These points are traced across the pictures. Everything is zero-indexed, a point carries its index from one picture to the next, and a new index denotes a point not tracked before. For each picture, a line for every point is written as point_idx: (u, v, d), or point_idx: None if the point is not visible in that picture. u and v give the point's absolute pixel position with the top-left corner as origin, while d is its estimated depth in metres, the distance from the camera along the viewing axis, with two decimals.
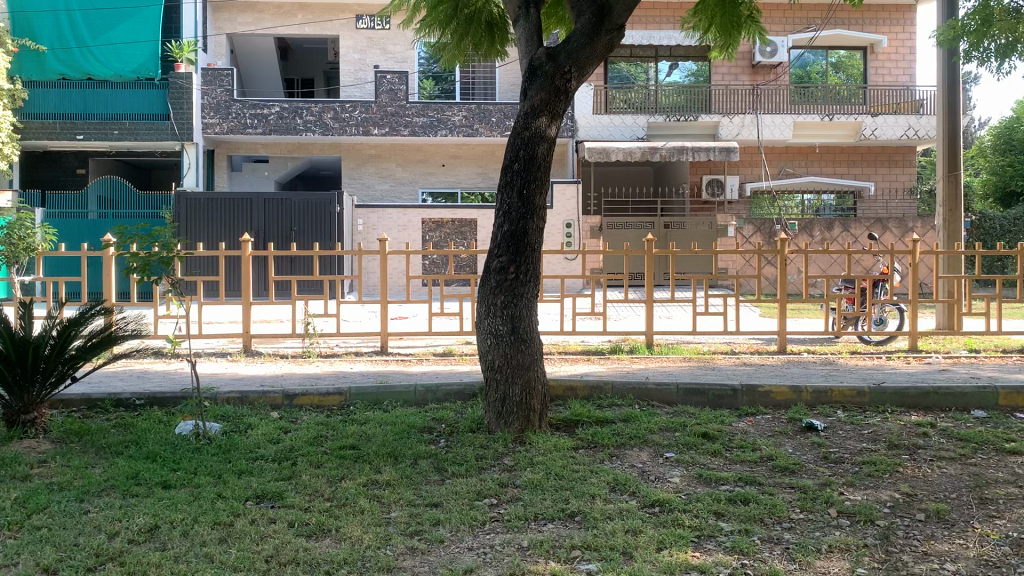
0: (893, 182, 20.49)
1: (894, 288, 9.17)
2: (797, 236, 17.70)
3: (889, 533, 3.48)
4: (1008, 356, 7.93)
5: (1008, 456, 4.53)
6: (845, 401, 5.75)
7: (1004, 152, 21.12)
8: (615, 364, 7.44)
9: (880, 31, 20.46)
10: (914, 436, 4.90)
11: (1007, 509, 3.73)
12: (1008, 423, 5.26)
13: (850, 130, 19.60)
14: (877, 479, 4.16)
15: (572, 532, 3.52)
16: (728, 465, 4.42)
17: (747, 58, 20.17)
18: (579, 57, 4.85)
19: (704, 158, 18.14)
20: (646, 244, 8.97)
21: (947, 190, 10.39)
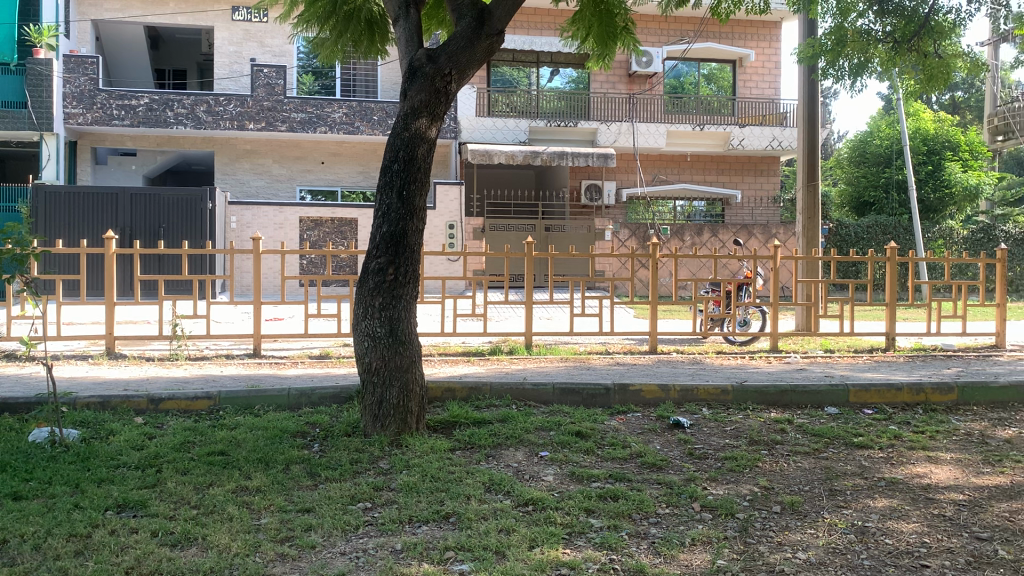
0: (759, 191, 21.52)
1: (757, 291, 9.58)
2: (669, 240, 18.33)
3: (747, 526, 3.66)
4: (859, 356, 8.48)
5: (856, 450, 4.85)
6: (710, 399, 6.00)
7: (859, 164, 22.41)
8: (494, 365, 7.52)
9: (748, 46, 21.46)
10: (773, 432, 5.17)
11: (853, 500, 4.00)
12: (857, 418, 5.62)
13: (718, 140, 20.46)
14: (738, 474, 4.37)
15: (445, 534, 3.54)
16: (600, 462, 4.54)
17: (624, 67, 20.76)
18: (460, 60, 4.87)
19: (583, 164, 18.55)
20: (527, 245, 9.03)
21: (806, 199, 10.99)
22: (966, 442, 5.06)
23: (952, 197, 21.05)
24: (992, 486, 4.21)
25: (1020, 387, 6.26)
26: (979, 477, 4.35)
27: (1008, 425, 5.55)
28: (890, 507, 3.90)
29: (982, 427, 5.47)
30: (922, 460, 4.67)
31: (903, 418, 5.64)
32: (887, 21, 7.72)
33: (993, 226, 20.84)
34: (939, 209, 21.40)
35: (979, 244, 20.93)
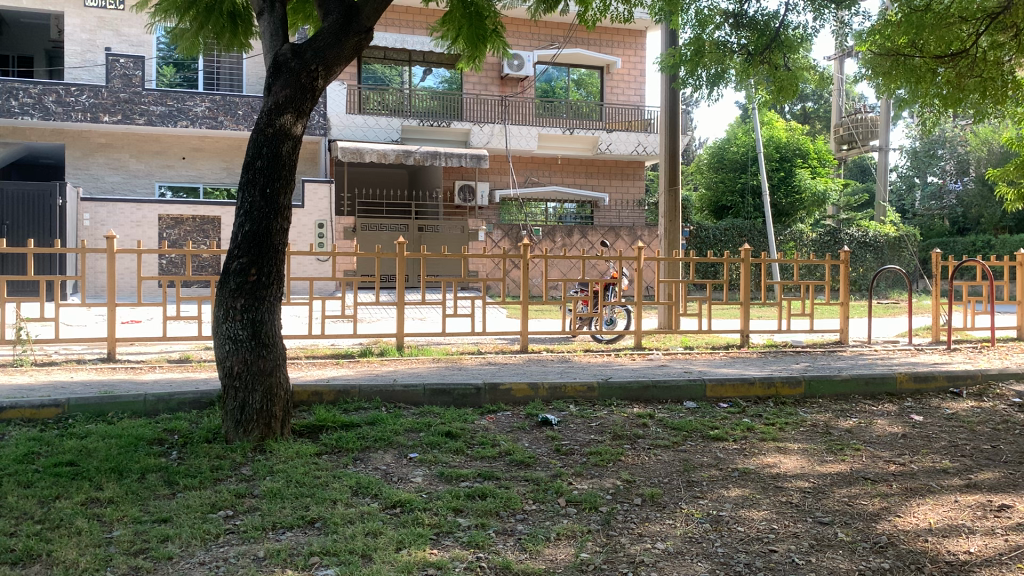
0: (626, 194, 22.18)
1: (622, 291, 9.83)
2: (540, 241, 18.61)
3: (610, 519, 3.77)
4: (716, 352, 8.87)
5: (712, 442, 5.08)
6: (577, 396, 6.14)
7: (717, 169, 23.41)
8: (363, 366, 7.43)
9: (615, 53, 22.09)
10: (636, 426, 5.35)
11: (709, 490, 4.19)
12: (714, 412, 5.88)
13: (587, 144, 20.98)
14: (602, 468, 4.49)
15: (311, 539, 3.47)
16: (469, 462, 4.56)
17: (496, 69, 20.93)
18: (327, 57, 4.78)
19: (456, 164, 18.58)
20: (398, 244, 8.91)
21: (668, 203, 11.40)
22: (811, 432, 5.38)
23: (802, 202, 22.35)
24: (833, 473, 4.51)
25: (860, 380, 6.71)
26: (823, 465, 4.65)
27: (849, 416, 5.95)
28: (743, 496, 4.11)
29: (826, 418, 5.83)
30: (772, 450, 4.94)
31: (756, 411, 5.94)
32: (742, 34, 8.14)
33: (838, 230, 22.28)
34: (790, 213, 22.66)
35: (826, 246, 22.34)
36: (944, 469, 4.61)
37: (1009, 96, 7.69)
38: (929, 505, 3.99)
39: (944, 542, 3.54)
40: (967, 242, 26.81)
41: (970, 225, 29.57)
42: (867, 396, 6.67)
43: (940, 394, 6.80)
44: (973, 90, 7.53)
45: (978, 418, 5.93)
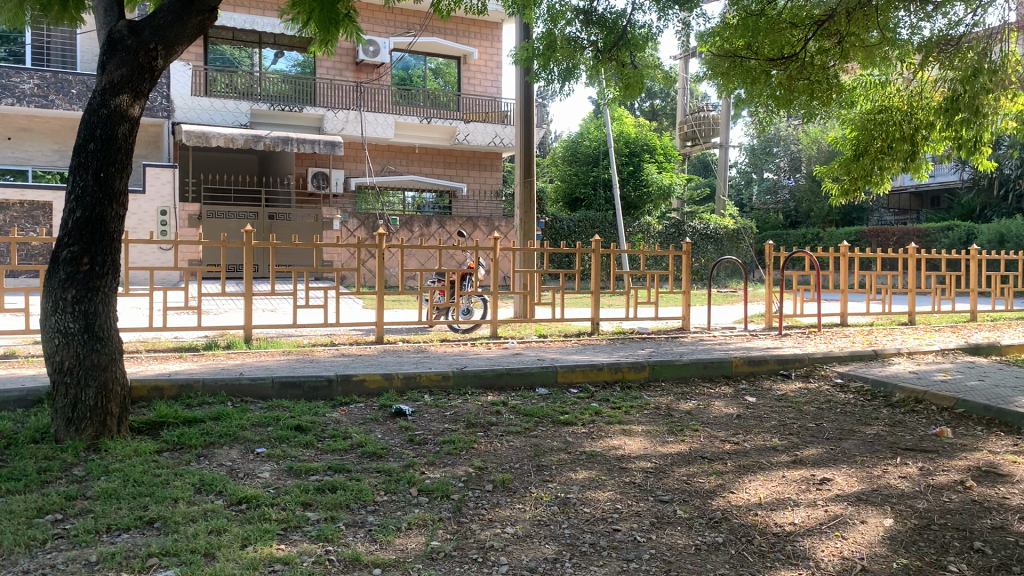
0: (483, 185, 22.35)
1: (478, 280, 9.89)
2: (397, 231, 18.45)
3: (461, 506, 3.81)
4: (568, 340, 9.09)
5: (562, 427, 5.22)
6: (431, 385, 6.15)
7: (571, 163, 23.95)
8: (210, 360, 7.15)
9: (471, 44, 22.16)
10: (489, 414, 5.42)
11: (558, 473, 4.30)
12: (564, 398, 6.04)
13: (445, 134, 20.99)
14: (455, 456, 4.52)
15: (149, 540, 3.32)
16: (319, 455, 4.49)
17: (351, 54, 20.55)
18: (167, 36, 4.52)
19: (309, 150, 18.14)
20: (246, 233, 8.58)
21: (523, 193, 11.55)
22: (655, 415, 5.63)
23: (649, 195, 23.26)
24: (674, 453, 4.73)
25: (700, 364, 7.07)
26: (664, 446, 4.87)
27: (689, 398, 6.25)
28: (589, 478, 4.24)
29: (668, 401, 6.10)
30: (618, 433, 5.13)
31: (603, 396, 6.14)
32: (592, 31, 8.35)
33: (682, 221, 23.31)
34: (639, 206, 23.50)
35: (671, 237, 23.18)
36: (774, 447, 4.92)
37: (833, 98, 8.21)
38: (759, 481, 4.26)
39: (773, 515, 3.79)
40: (798, 235, 28.68)
41: (801, 218, 31.67)
42: (706, 379, 7.03)
43: (771, 376, 7.26)
44: (801, 92, 7.97)
45: (805, 398, 6.37)
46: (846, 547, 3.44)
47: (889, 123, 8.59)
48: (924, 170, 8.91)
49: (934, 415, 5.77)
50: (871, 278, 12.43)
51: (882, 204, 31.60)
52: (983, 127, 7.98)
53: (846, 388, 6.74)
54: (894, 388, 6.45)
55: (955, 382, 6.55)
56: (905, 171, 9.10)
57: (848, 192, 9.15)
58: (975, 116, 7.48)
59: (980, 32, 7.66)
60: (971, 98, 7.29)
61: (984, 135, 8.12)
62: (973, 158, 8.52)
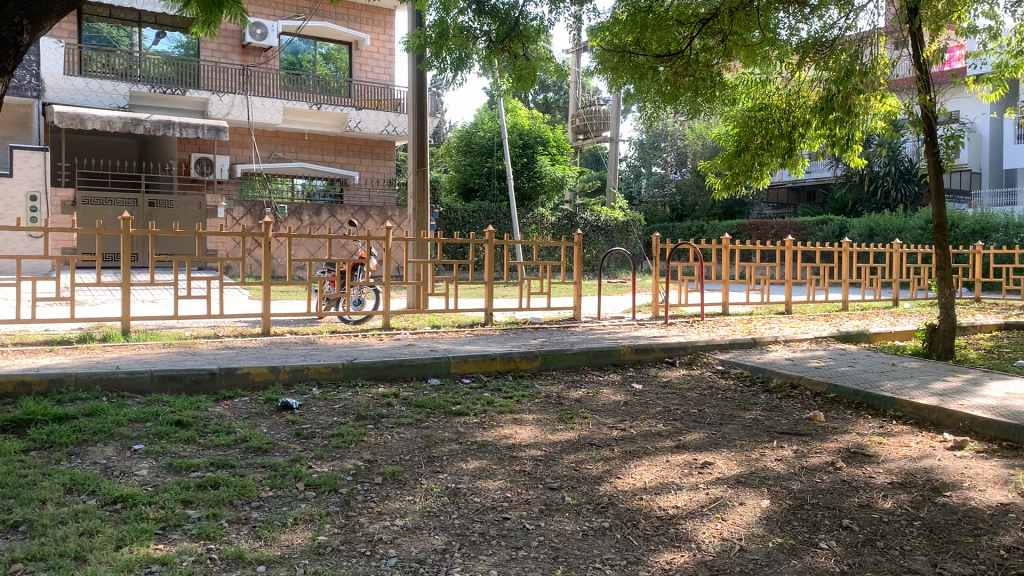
0: (375, 173, 22.11)
1: (369, 271, 9.73)
2: (286, 220, 18.04)
3: (349, 499, 3.76)
4: (461, 330, 9.09)
5: (453, 417, 5.22)
6: (320, 377, 6.03)
7: (465, 153, 23.90)
8: (84, 353, 6.80)
9: (363, 30, 21.81)
10: (379, 406, 5.36)
11: (448, 464, 4.29)
12: (456, 388, 6.03)
13: (336, 121, 20.63)
14: (344, 450, 4.45)
15: (13, 545, 3.13)
16: (201, 451, 4.34)
17: (237, 37, 19.89)
18: (33, 10, 4.21)
19: (192, 135, 17.51)
20: (124, 221, 8.18)
21: (416, 183, 11.45)
22: (546, 403, 5.69)
23: (542, 187, 23.53)
24: (563, 440, 4.80)
25: (589, 353, 7.19)
26: (554, 434, 4.93)
27: (579, 386, 6.36)
28: (480, 467, 4.25)
29: (558, 390, 6.19)
30: (509, 422, 5.15)
31: (496, 386, 6.17)
32: (485, 21, 8.32)
33: (574, 214, 23.74)
34: (533, 197, 23.75)
35: (563, 229, 23.72)
36: (658, 433, 5.06)
37: (716, 94, 8.51)
38: (644, 466, 4.38)
39: (656, 499, 3.90)
40: (684, 227, 29.57)
41: (687, 211, 32.72)
42: (595, 367, 7.16)
43: (657, 364, 7.46)
44: (686, 88, 8.28)
45: (688, 384, 6.59)
46: (725, 528, 3.57)
47: (768, 120, 8.94)
48: (801, 166, 9.32)
49: (808, 399, 6.05)
50: (751, 269, 12.89)
51: (762, 198, 32.93)
52: (854, 126, 8.39)
53: (728, 374, 7.00)
54: (771, 374, 6.74)
55: (827, 368, 6.89)
56: (783, 167, 9.48)
57: (730, 187, 9.51)
58: (848, 115, 7.85)
59: (853, 35, 8.06)
60: (845, 97, 7.65)
61: (855, 133, 8.53)
62: (846, 156, 8.96)
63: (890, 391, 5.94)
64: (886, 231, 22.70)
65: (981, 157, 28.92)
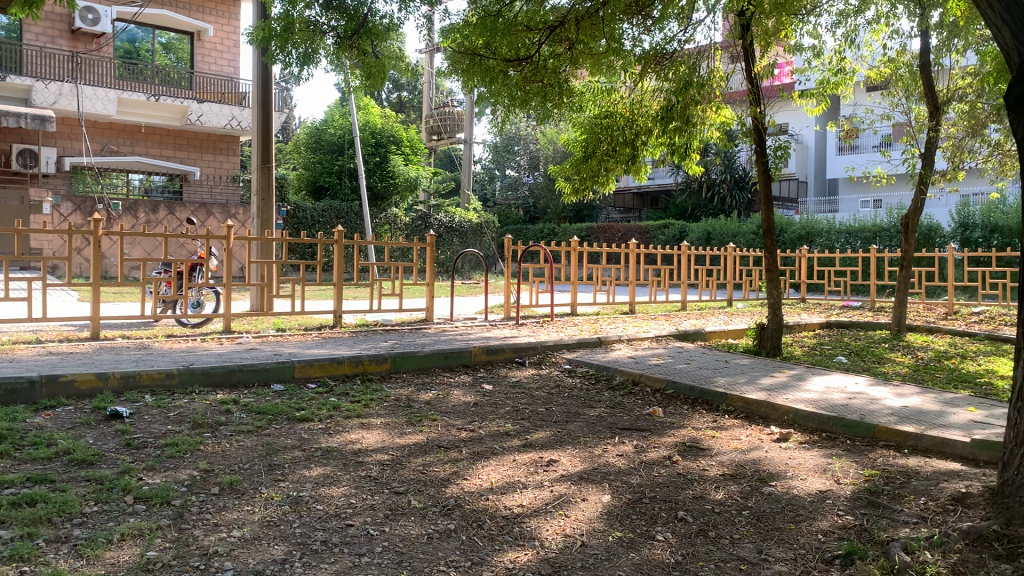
0: (218, 169, 21.27)
1: (209, 271, 9.30)
2: (120, 217, 17.05)
3: (182, 512, 3.57)
4: (308, 333, 8.85)
5: (297, 423, 5.07)
6: (153, 384, 5.70)
7: (314, 150, 23.37)
8: None
9: (206, 20, 20.94)
10: (218, 413, 5.14)
11: (290, 472, 4.16)
12: (301, 393, 5.87)
13: (175, 113, 19.73)
14: (178, 460, 4.24)
15: None
16: (16, 466, 4.01)
17: (65, 21, 18.58)
18: None
19: (14, 124, 16.20)
20: None
21: (261, 180, 11.08)
22: (394, 407, 5.63)
23: (395, 186, 23.36)
24: (411, 444, 4.76)
25: (440, 354, 7.17)
26: (401, 437, 4.89)
27: (428, 388, 6.33)
28: (323, 474, 4.15)
29: (407, 392, 6.14)
30: (356, 427, 5.07)
31: (343, 390, 6.06)
32: (332, 16, 8.14)
33: (428, 214, 23.69)
34: (385, 197, 23.53)
35: (417, 230, 23.60)
36: (506, 432, 5.11)
37: (564, 100, 8.71)
38: (491, 466, 4.41)
39: (502, 499, 3.93)
40: (536, 230, 30.15)
41: (539, 214, 33.40)
42: (445, 368, 7.16)
43: (506, 364, 7.55)
44: (535, 94, 8.42)
45: (535, 384, 6.70)
46: (568, 525, 3.64)
47: (613, 128, 9.25)
48: (643, 172, 9.68)
49: (649, 396, 6.29)
50: (598, 270, 13.27)
51: (609, 202, 34.02)
52: (692, 135, 8.85)
53: (574, 373, 7.18)
54: (614, 372, 6.96)
55: (667, 365, 7.19)
56: (627, 173, 9.83)
57: (578, 190, 9.78)
58: (686, 124, 8.33)
59: (691, 48, 8.46)
60: (684, 107, 8.12)
61: (693, 141, 8.95)
62: (684, 164, 9.38)
63: (722, 386, 6.27)
64: (722, 235, 23.98)
65: (807, 166, 31.05)
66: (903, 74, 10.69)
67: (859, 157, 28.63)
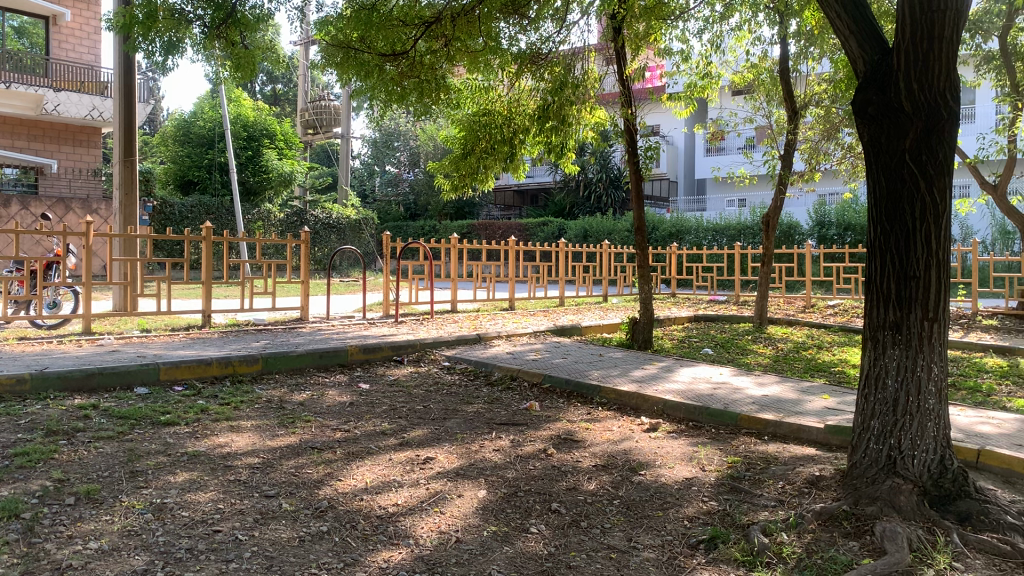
0: (78, 162, 20.18)
1: (67, 270, 8.78)
2: None
3: (34, 525, 3.36)
4: (175, 334, 8.52)
5: (162, 428, 4.86)
6: (2, 391, 5.34)
7: (183, 143, 22.51)
8: None
9: (63, 4, 19.76)
10: (75, 419, 4.87)
11: (153, 478, 3.99)
12: (166, 396, 5.63)
13: (29, 102, 18.54)
14: (29, 470, 3.99)
15: None
16: None
17: None
18: None
19: None
20: None
21: (124, 174, 10.55)
22: (266, 408, 5.49)
23: (269, 182, 22.76)
24: (283, 446, 4.65)
25: (314, 353, 7.03)
26: (273, 440, 4.76)
27: (302, 389, 6.20)
28: (189, 480, 4.01)
29: (280, 393, 5.99)
30: (225, 430, 4.91)
31: (211, 392, 5.85)
32: (198, 5, 7.86)
33: (304, 210, 23.21)
34: (258, 192, 22.88)
35: (291, 226, 23.04)
36: (381, 432, 5.06)
37: (441, 97, 8.70)
38: (366, 466, 4.36)
39: (377, 498, 3.89)
40: (416, 227, 30.01)
41: (420, 211, 33.26)
42: (320, 368, 7.02)
43: (384, 363, 7.47)
44: (412, 90, 8.39)
45: (413, 381, 6.66)
46: (443, 522, 3.65)
47: (492, 125, 9.30)
48: (522, 171, 9.79)
49: (526, 391, 6.36)
50: (479, 267, 13.33)
51: (490, 199, 34.23)
52: (569, 134, 8.99)
53: (452, 370, 7.18)
54: (492, 368, 7.00)
55: (543, 360, 7.29)
56: (506, 171, 9.93)
57: (457, 188, 9.81)
58: (562, 124, 8.57)
59: (566, 49, 8.64)
60: (559, 107, 8.33)
61: (568, 141, 9.10)
62: (561, 163, 9.54)
63: (596, 379, 6.42)
64: (598, 233, 24.53)
65: (678, 167, 32.15)
66: (764, 79, 11.21)
67: (726, 158, 29.89)
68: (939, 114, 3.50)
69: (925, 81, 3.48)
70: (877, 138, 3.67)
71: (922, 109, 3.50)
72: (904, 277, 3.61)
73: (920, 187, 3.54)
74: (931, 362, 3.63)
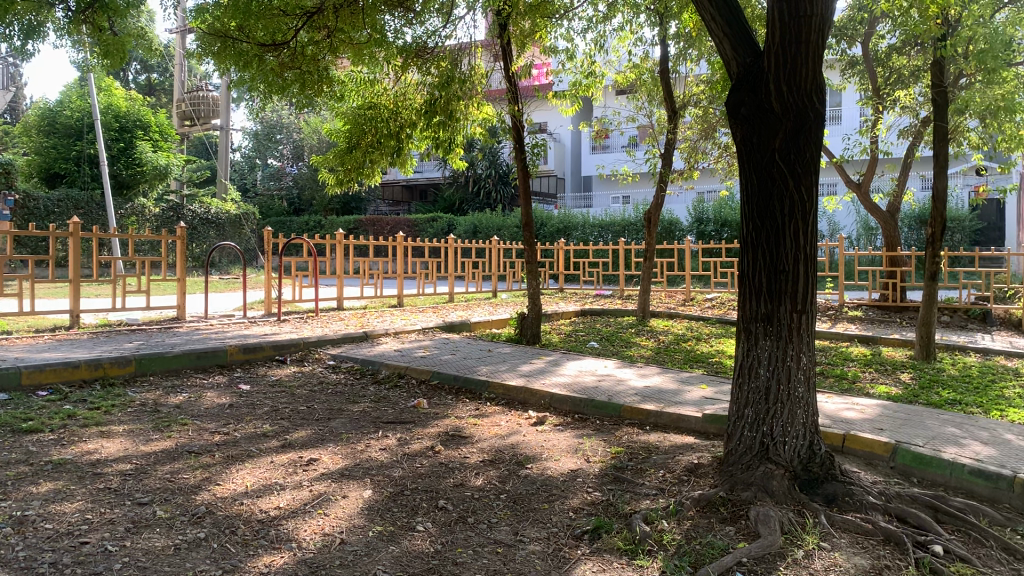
0: None
1: None
2: None
3: None
4: (39, 335, 8.08)
5: (23, 436, 4.58)
6: None
7: (48, 134, 21.25)
8: None
9: None
10: None
11: (13, 490, 3.75)
12: (29, 402, 5.31)
13: None
14: None
15: None
16: None
17: None
18: None
19: None
20: None
21: None
22: (139, 412, 5.25)
23: (143, 175, 21.82)
24: (157, 451, 4.45)
25: (192, 354, 6.78)
26: (147, 445, 4.56)
27: (179, 391, 5.96)
28: (54, 490, 3.78)
29: (155, 396, 5.75)
30: (94, 436, 4.66)
31: (79, 397, 5.55)
32: None
33: (180, 205, 22.33)
34: (131, 185, 21.89)
35: (168, 221, 22.10)
36: (263, 433, 4.93)
37: (323, 89, 8.50)
38: (247, 469, 4.22)
39: (258, 502, 3.78)
40: (301, 222, 29.39)
41: (304, 206, 32.58)
42: (198, 369, 6.77)
43: (267, 362, 7.27)
44: (293, 82, 8.14)
45: (297, 381, 6.51)
46: (326, 523, 3.57)
47: (378, 120, 9.18)
48: (409, 165, 9.72)
49: (413, 388, 6.32)
50: (367, 263, 13.13)
51: (377, 194, 33.87)
52: (456, 130, 8.96)
53: (338, 368, 7.06)
54: (379, 366, 6.92)
55: (431, 356, 7.26)
56: (392, 166, 9.84)
57: (342, 182, 9.64)
58: (449, 118, 8.54)
59: (452, 44, 8.62)
60: (446, 101, 8.32)
61: (456, 136, 9.07)
62: (449, 158, 9.50)
63: (484, 375, 6.44)
64: (487, 228, 24.63)
65: (564, 164, 32.64)
66: (646, 79, 11.47)
67: (610, 156, 30.55)
68: (806, 115, 3.66)
69: (793, 83, 3.64)
70: (749, 138, 3.81)
71: (790, 110, 3.65)
72: (774, 270, 3.76)
73: (788, 185, 3.70)
74: (800, 351, 3.80)
